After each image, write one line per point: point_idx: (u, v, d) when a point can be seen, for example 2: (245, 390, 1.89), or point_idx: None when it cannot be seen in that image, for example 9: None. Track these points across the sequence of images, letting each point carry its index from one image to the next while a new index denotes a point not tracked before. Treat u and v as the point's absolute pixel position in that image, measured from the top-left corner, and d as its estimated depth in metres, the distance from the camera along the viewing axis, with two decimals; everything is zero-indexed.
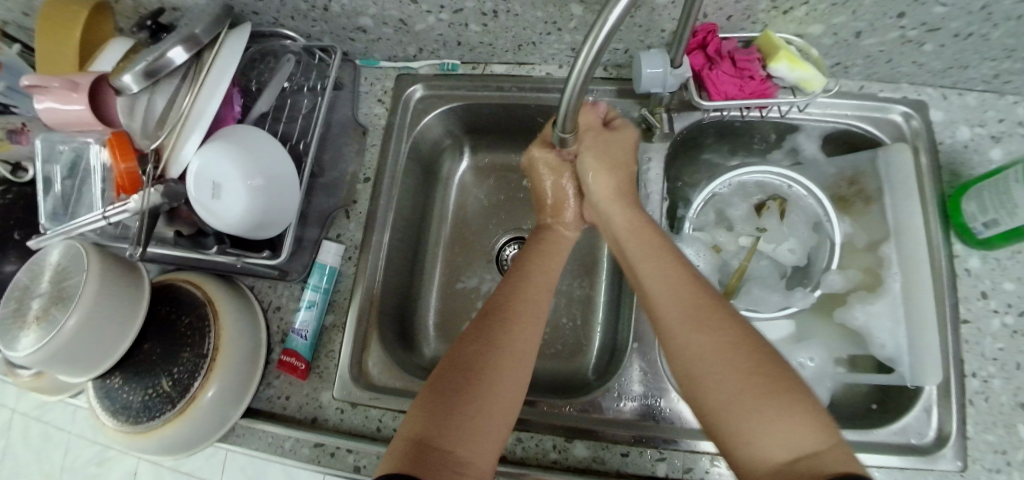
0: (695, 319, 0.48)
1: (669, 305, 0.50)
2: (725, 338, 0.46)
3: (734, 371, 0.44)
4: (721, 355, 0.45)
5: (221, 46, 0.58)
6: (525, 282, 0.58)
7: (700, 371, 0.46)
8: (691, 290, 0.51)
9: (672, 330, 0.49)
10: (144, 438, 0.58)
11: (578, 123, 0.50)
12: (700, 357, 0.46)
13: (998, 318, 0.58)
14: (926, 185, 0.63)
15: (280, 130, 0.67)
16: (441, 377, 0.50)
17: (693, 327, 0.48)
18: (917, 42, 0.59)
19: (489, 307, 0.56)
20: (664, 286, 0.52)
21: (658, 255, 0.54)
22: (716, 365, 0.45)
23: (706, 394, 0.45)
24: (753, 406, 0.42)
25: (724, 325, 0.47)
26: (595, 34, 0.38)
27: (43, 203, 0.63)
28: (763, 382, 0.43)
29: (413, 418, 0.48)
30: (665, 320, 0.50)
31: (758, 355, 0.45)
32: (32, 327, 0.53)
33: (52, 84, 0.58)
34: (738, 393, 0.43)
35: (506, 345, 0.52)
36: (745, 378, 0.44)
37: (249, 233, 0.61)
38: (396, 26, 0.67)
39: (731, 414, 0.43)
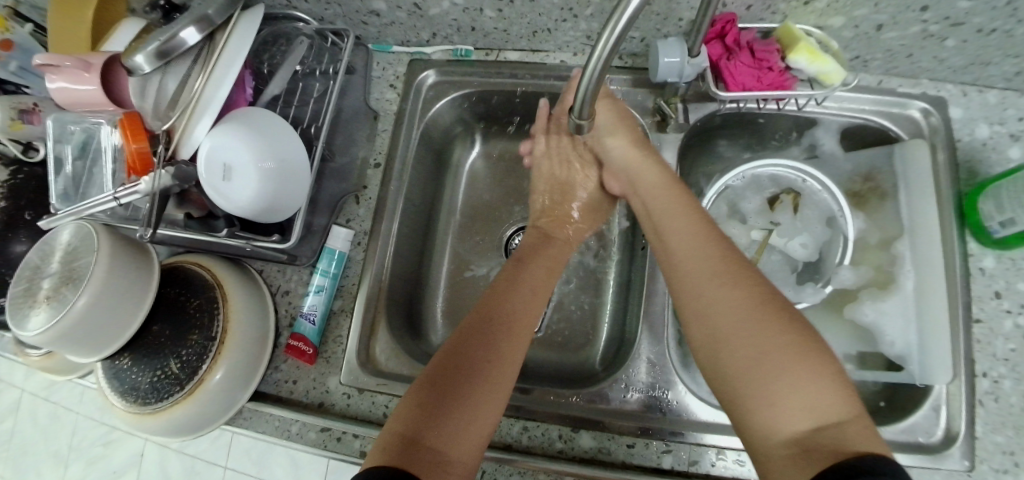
0: (724, 284, 0.49)
1: (699, 270, 0.51)
2: (754, 303, 0.47)
3: (763, 333, 0.45)
4: (750, 318, 0.46)
5: (233, 29, 0.57)
6: (522, 282, 0.60)
7: (728, 333, 0.46)
8: (720, 256, 0.51)
9: (701, 292, 0.50)
10: (153, 418, 0.58)
11: (595, 109, 0.49)
12: (728, 319, 0.47)
13: (1011, 319, 0.58)
14: (943, 182, 0.62)
15: (291, 113, 0.67)
16: (442, 367, 0.50)
17: (723, 290, 0.48)
18: (940, 37, 0.58)
19: (487, 303, 0.57)
20: (693, 251, 0.52)
21: (688, 224, 0.55)
22: (744, 327, 0.46)
23: (731, 355, 0.45)
24: (779, 369, 0.43)
25: (753, 298, 0.47)
26: (615, 20, 0.37)
27: (54, 183, 0.63)
28: (790, 345, 0.44)
29: (401, 414, 0.48)
30: (694, 291, 0.50)
31: (786, 321, 0.45)
32: (42, 306, 0.53)
33: (64, 64, 0.58)
34: (764, 356, 0.44)
35: (501, 338, 0.53)
36: (772, 341, 0.44)
37: (259, 215, 0.60)
38: (410, 10, 0.66)
39: (755, 376, 0.44)
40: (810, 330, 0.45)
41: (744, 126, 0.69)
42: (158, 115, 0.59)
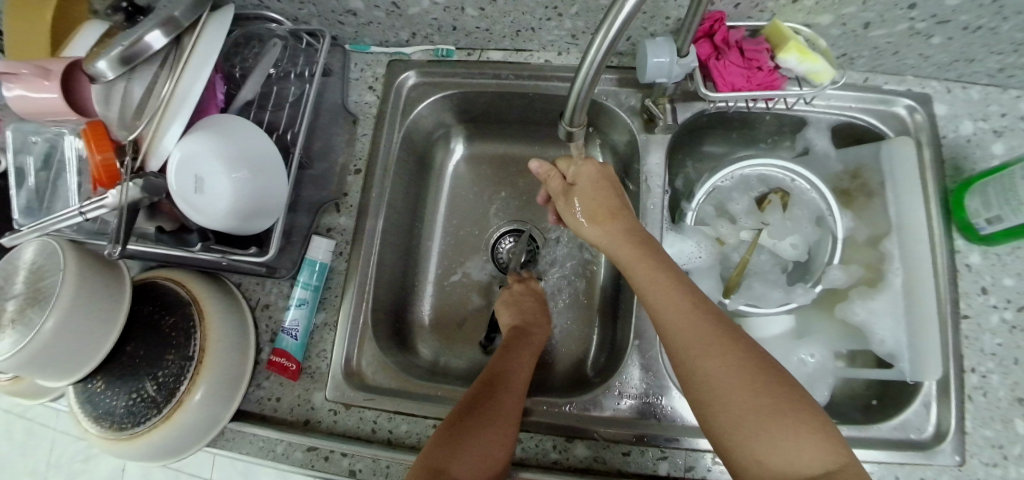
0: (701, 340, 0.46)
1: (674, 319, 0.48)
2: (736, 360, 0.45)
3: (745, 391, 0.43)
4: (732, 377, 0.44)
5: (202, 30, 0.54)
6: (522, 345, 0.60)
7: (710, 392, 0.45)
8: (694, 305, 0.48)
9: (678, 349, 0.47)
10: (130, 444, 0.55)
11: (586, 115, 0.47)
12: (710, 378, 0.45)
13: (997, 314, 0.58)
14: (929, 179, 0.62)
15: (266, 119, 0.64)
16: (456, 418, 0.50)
17: (701, 348, 0.46)
18: (926, 34, 0.57)
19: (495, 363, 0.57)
20: (666, 299, 0.49)
21: (660, 267, 0.51)
22: (728, 386, 0.44)
23: (716, 415, 0.44)
24: (764, 427, 0.42)
25: (730, 345, 0.46)
26: (611, 20, 0.36)
27: (16, 198, 0.60)
28: (774, 403, 0.43)
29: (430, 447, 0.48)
30: (671, 336, 0.48)
31: (768, 374, 0.44)
32: (5, 330, 0.50)
33: (21, 71, 0.53)
34: (749, 414, 0.43)
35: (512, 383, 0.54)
36: (756, 400, 0.43)
37: (236, 227, 0.58)
38: (387, 9, 0.63)
39: (740, 438, 0.43)
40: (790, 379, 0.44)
41: (732, 124, 0.68)
42: (125, 125, 0.55)
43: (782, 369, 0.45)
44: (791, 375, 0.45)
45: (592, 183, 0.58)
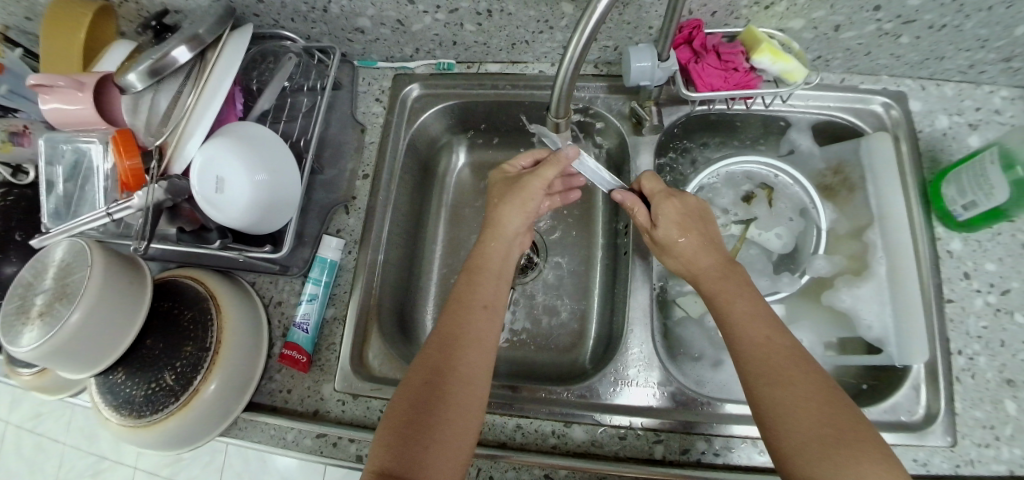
0: (782, 361, 0.49)
1: (752, 340, 0.51)
2: (812, 387, 0.47)
3: (812, 416, 0.45)
4: (800, 400, 0.46)
5: (224, 46, 0.60)
6: (473, 321, 0.56)
7: (775, 413, 0.46)
8: (777, 332, 0.51)
9: (753, 364, 0.49)
10: (148, 431, 0.58)
11: (571, 108, 0.51)
12: (783, 396, 0.46)
13: (981, 297, 0.60)
14: (908, 171, 0.65)
15: (281, 129, 0.69)
16: (399, 422, 0.49)
17: (776, 365, 0.48)
18: (894, 35, 0.61)
19: (433, 353, 0.53)
20: (744, 323, 0.52)
21: (742, 291, 0.55)
22: (796, 409, 0.45)
23: (784, 432, 0.45)
24: (828, 451, 0.43)
25: (803, 374, 0.47)
26: (586, 20, 0.40)
27: (46, 203, 0.64)
28: (837, 432, 0.44)
29: (376, 453, 0.48)
30: (745, 357, 0.50)
31: (841, 408, 0.45)
32: (34, 322, 0.53)
33: (58, 83, 0.59)
34: (815, 437, 0.44)
35: (457, 372, 0.52)
36: (822, 423, 0.44)
37: (252, 226, 0.62)
38: (393, 27, 0.69)
39: (801, 460, 0.44)
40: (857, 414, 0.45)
41: (717, 126, 0.72)
42: (151, 132, 0.61)
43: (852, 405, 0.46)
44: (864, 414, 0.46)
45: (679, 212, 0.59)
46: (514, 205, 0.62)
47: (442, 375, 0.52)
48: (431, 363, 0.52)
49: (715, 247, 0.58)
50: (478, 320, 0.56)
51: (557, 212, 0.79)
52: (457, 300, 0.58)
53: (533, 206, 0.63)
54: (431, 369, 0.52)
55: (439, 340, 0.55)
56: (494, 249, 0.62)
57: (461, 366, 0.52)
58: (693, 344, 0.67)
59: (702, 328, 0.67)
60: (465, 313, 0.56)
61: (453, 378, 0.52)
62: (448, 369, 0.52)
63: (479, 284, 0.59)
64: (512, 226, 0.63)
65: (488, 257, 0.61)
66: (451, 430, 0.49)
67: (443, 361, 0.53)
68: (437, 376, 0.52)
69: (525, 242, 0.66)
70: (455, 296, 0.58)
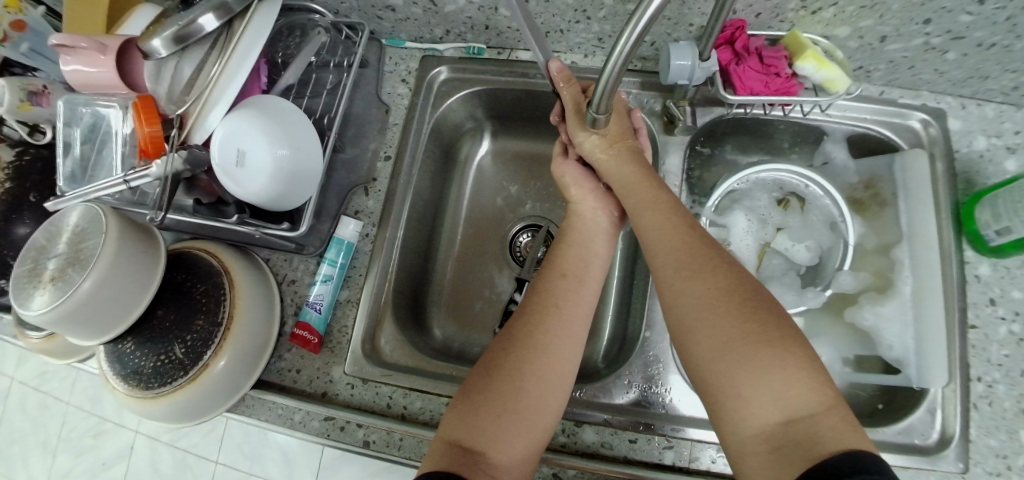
0: (699, 271, 0.48)
1: (667, 252, 0.51)
2: (728, 291, 0.47)
3: (729, 322, 0.45)
4: (715, 306, 0.46)
5: (252, 16, 0.57)
6: (559, 290, 0.55)
7: (694, 322, 0.47)
8: (692, 238, 0.51)
9: (670, 277, 0.49)
10: (156, 403, 0.58)
11: (612, 104, 0.49)
12: (701, 309, 0.47)
13: (1005, 325, 0.59)
14: (942, 191, 0.64)
15: (304, 105, 0.68)
16: (471, 391, 0.50)
17: (692, 275, 0.48)
18: (941, 50, 0.59)
19: (518, 324, 0.53)
20: (663, 236, 0.52)
21: (662, 205, 0.54)
22: (714, 316, 0.46)
23: (701, 345, 0.46)
24: (749, 357, 0.44)
25: (718, 276, 0.48)
26: (637, 19, 0.38)
27: (63, 165, 0.62)
28: (756, 335, 0.44)
29: (449, 418, 0.49)
30: (662, 271, 0.51)
31: (760, 309, 0.46)
32: (46, 286, 0.52)
33: (80, 45, 0.57)
34: (735, 345, 0.44)
35: (544, 339, 0.51)
36: (741, 330, 0.45)
37: (271, 203, 0.60)
38: (425, 6, 0.67)
39: (720, 369, 0.45)
40: (777, 314, 0.46)
41: (749, 131, 0.70)
42: (173, 101, 0.59)
43: (772, 304, 0.46)
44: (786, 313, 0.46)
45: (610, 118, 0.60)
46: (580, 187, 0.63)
47: (521, 344, 0.51)
48: (513, 334, 0.52)
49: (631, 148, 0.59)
50: (561, 288, 0.55)
51: None
52: (547, 271, 0.57)
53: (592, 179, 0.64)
54: (512, 336, 0.52)
55: (522, 311, 0.54)
56: (577, 222, 0.61)
57: (546, 336, 0.52)
58: None
59: None
60: (553, 283, 0.55)
61: (536, 347, 0.51)
62: (531, 337, 0.51)
63: (563, 255, 0.58)
64: (585, 201, 0.63)
65: (573, 231, 0.61)
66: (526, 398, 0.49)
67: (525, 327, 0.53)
68: (514, 344, 0.52)
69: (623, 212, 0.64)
70: (544, 268, 0.58)
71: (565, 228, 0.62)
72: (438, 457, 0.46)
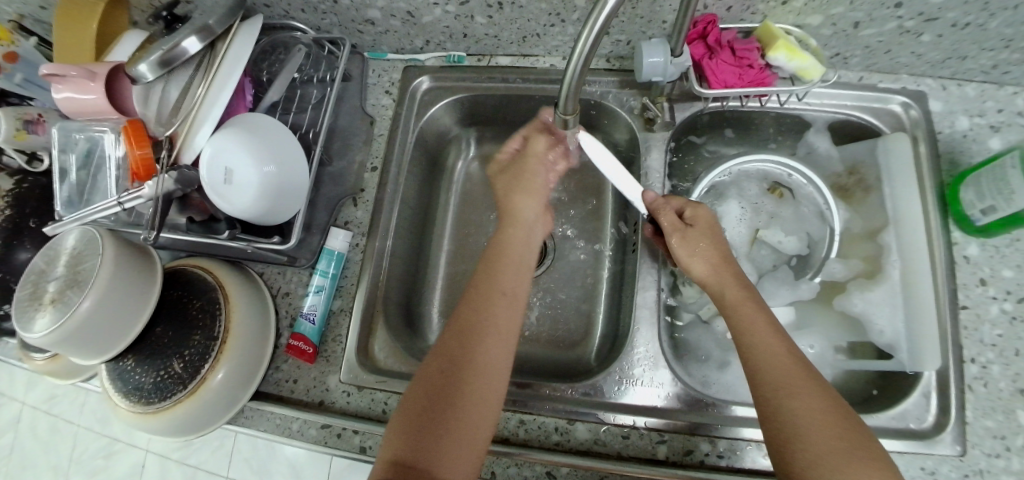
0: (796, 388, 0.48)
1: (768, 361, 0.50)
2: (826, 411, 0.47)
3: (830, 438, 0.45)
4: (815, 419, 0.46)
5: (233, 37, 0.59)
6: (493, 311, 0.55)
7: (791, 430, 0.46)
8: (789, 355, 0.51)
9: (770, 387, 0.49)
10: (156, 418, 0.59)
11: (579, 104, 0.50)
12: (798, 423, 0.46)
13: (997, 304, 0.59)
14: (926, 173, 0.64)
15: (290, 120, 0.69)
16: (431, 380, 0.51)
17: (793, 389, 0.48)
18: (915, 33, 0.60)
19: (452, 342, 0.53)
20: (763, 344, 0.52)
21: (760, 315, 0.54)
22: (815, 429, 0.46)
23: (798, 453, 0.45)
24: (843, 472, 0.43)
25: (819, 396, 0.48)
26: (594, 18, 0.39)
27: (59, 191, 0.64)
28: (856, 456, 0.44)
29: (392, 439, 0.49)
30: (761, 376, 0.50)
31: (857, 432, 0.46)
32: (46, 308, 0.54)
33: (70, 73, 0.60)
34: (830, 460, 0.44)
35: (476, 361, 0.52)
36: (840, 450, 0.45)
37: (260, 218, 0.62)
38: (403, 18, 0.68)
39: (815, 479, 0.44)
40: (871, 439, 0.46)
41: (727, 125, 0.71)
42: (162, 122, 0.61)
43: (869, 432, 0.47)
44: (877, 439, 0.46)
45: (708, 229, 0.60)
46: (524, 192, 0.62)
47: (460, 360, 0.52)
48: (451, 344, 0.53)
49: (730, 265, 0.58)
50: (495, 307, 0.55)
51: (569, 207, 0.80)
52: (476, 293, 0.56)
53: (540, 186, 0.62)
54: (449, 359, 0.52)
55: (456, 326, 0.54)
56: (514, 237, 0.61)
57: (478, 354, 0.52)
58: (700, 347, 0.66)
59: (708, 330, 0.67)
60: (486, 300, 0.55)
61: (473, 371, 0.51)
62: (463, 355, 0.52)
63: (498, 274, 0.58)
64: (527, 212, 0.62)
65: (507, 247, 0.60)
66: (461, 425, 0.49)
67: (460, 346, 0.53)
68: (454, 364, 0.52)
69: (547, 223, 0.66)
70: (478, 283, 0.58)
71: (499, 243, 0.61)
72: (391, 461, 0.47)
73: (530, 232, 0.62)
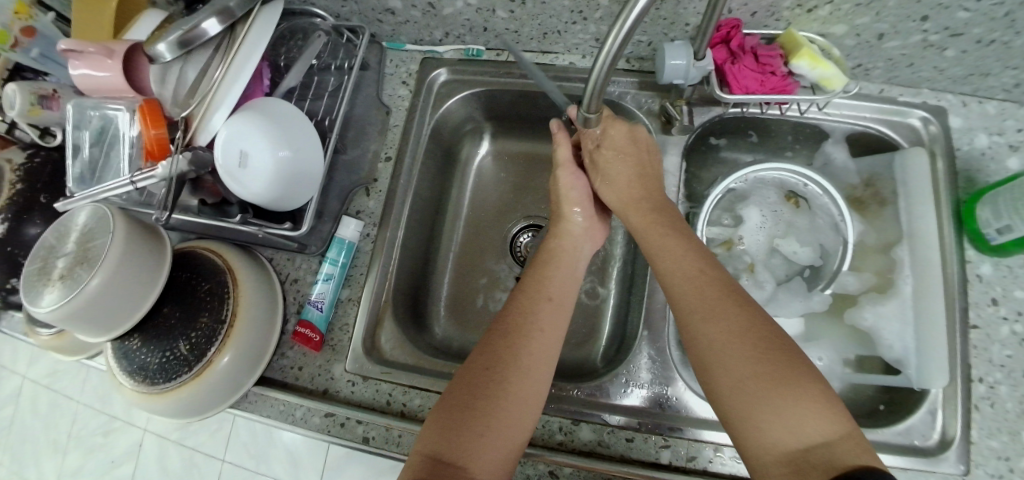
0: (705, 311, 0.49)
1: (684, 290, 0.52)
2: (741, 329, 0.47)
3: (747, 358, 0.46)
4: (731, 340, 0.47)
5: (253, 20, 0.58)
6: (540, 313, 0.55)
7: (711, 357, 0.48)
8: (701, 277, 0.52)
9: (687, 317, 0.50)
10: (160, 399, 0.59)
11: (603, 104, 0.50)
12: (709, 346, 0.48)
13: (1007, 325, 0.59)
14: (943, 190, 0.63)
15: (306, 107, 0.69)
16: (472, 375, 0.51)
17: (710, 315, 0.49)
18: (940, 47, 0.59)
19: (499, 342, 0.53)
20: (681, 273, 0.53)
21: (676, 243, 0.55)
22: (733, 351, 0.47)
23: (718, 378, 0.47)
24: (764, 390, 0.44)
25: (733, 314, 0.48)
26: (624, 18, 0.38)
27: (72, 167, 0.64)
28: (775, 370, 0.45)
29: (427, 433, 0.49)
30: (680, 307, 0.51)
31: (776, 346, 0.46)
32: (55, 284, 0.54)
33: (89, 49, 0.59)
34: (749, 380, 0.45)
35: (519, 362, 0.51)
36: (759, 368, 0.45)
37: (273, 203, 0.62)
38: (424, 9, 0.68)
39: (739, 402, 0.45)
40: (795, 351, 0.46)
41: (743, 132, 0.71)
42: (178, 103, 0.61)
43: (790, 343, 0.47)
44: (799, 347, 0.47)
45: (621, 143, 0.61)
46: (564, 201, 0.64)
47: (503, 359, 0.52)
48: (498, 344, 0.53)
49: (648, 183, 0.61)
50: (542, 312, 0.55)
51: None
52: (524, 294, 0.57)
53: (578, 197, 0.64)
54: (491, 356, 0.52)
55: (502, 327, 0.54)
56: (563, 244, 0.62)
57: (523, 356, 0.52)
58: None
59: None
60: (532, 303, 0.56)
61: (514, 370, 0.51)
62: (511, 356, 0.52)
63: (548, 278, 0.58)
64: (574, 223, 0.63)
65: (558, 253, 0.61)
66: (501, 426, 0.49)
67: (506, 346, 0.53)
68: (496, 361, 0.52)
69: (597, 237, 0.66)
70: (528, 285, 0.58)
71: (549, 249, 0.62)
72: (423, 459, 0.47)
73: (582, 241, 0.63)
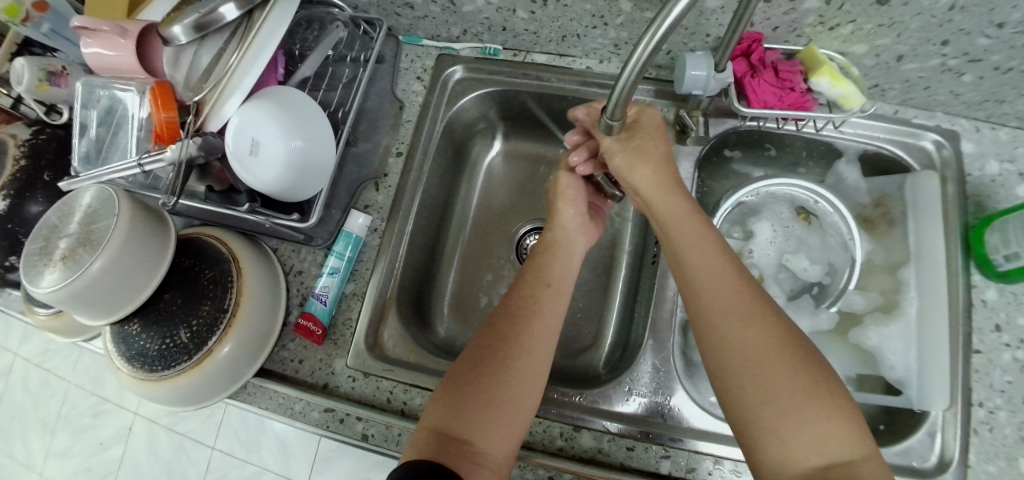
0: (736, 315, 0.48)
1: (712, 292, 0.50)
2: (772, 338, 0.47)
3: (778, 369, 0.45)
4: (761, 348, 0.46)
5: (271, 7, 0.57)
6: (539, 298, 0.56)
7: (738, 363, 0.47)
8: (732, 280, 0.50)
9: (717, 319, 0.49)
10: (158, 386, 0.58)
11: (626, 112, 0.49)
12: (738, 352, 0.47)
13: (1010, 351, 0.59)
14: (952, 213, 0.63)
15: (319, 97, 0.68)
16: (478, 354, 0.52)
17: (742, 321, 0.48)
18: (957, 72, 0.59)
19: (503, 323, 0.54)
20: (709, 273, 0.51)
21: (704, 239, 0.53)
22: (763, 360, 0.46)
23: (743, 386, 0.46)
24: (793, 404, 0.44)
25: (767, 323, 0.48)
26: (656, 27, 0.38)
27: (78, 145, 0.63)
28: (804, 384, 0.44)
29: (433, 409, 0.49)
30: (707, 309, 0.50)
31: (806, 360, 0.46)
32: (56, 265, 0.53)
33: (101, 28, 0.58)
34: (779, 392, 0.45)
35: (523, 342, 0.52)
36: (790, 381, 0.45)
37: (283, 193, 0.61)
38: (444, 5, 0.67)
39: (765, 414, 0.45)
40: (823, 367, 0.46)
41: (757, 147, 0.71)
42: (190, 87, 0.60)
43: (818, 358, 0.47)
44: (827, 364, 0.47)
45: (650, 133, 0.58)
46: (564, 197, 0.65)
47: (509, 338, 0.52)
48: (504, 325, 0.53)
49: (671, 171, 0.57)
50: (542, 297, 0.56)
51: None
52: (524, 279, 0.58)
53: (575, 194, 0.65)
54: (496, 336, 0.53)
55: (507, 309, 0.55)
56: (559, 236, 0.63)
57: (526, 335, 0.53)
58: None
59: None
60: (532, 288, 0.57)
61: (519, 351, 0.52)
62: (515, 337, 0.52)
63: (545, 267, 0.59)
64: (568, 218, 0.64)
65: (555, 244, 0.62)
66: (504, 407, 0.49)
67: (510, 327, 0.53)
68: (503, 341, 0.52)
69: (592, 236, 0.66)
70: (525, 273, 0.59)
71: (546, 242, 0.63)
72: (430, 440, 0.47)
73: (578, 234, 0.64)
